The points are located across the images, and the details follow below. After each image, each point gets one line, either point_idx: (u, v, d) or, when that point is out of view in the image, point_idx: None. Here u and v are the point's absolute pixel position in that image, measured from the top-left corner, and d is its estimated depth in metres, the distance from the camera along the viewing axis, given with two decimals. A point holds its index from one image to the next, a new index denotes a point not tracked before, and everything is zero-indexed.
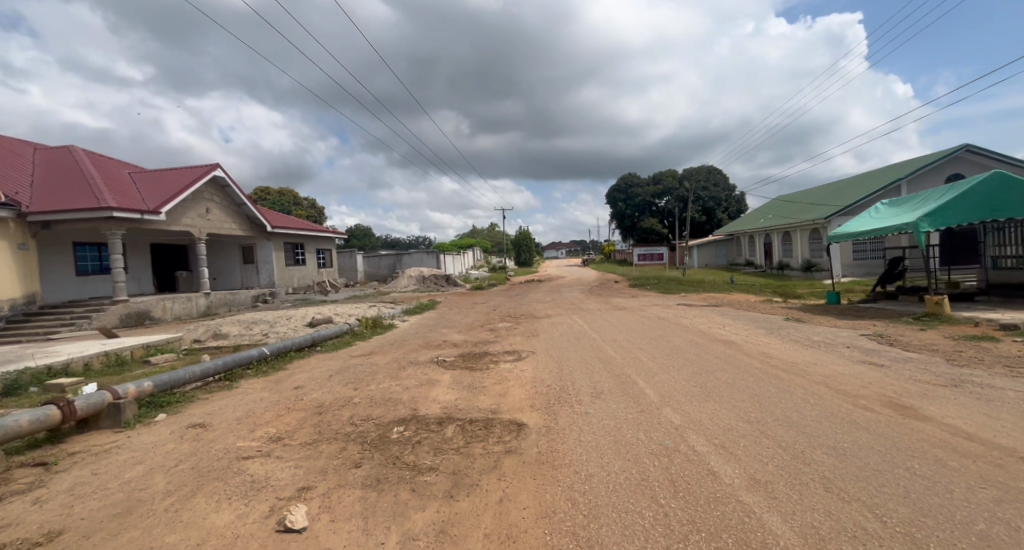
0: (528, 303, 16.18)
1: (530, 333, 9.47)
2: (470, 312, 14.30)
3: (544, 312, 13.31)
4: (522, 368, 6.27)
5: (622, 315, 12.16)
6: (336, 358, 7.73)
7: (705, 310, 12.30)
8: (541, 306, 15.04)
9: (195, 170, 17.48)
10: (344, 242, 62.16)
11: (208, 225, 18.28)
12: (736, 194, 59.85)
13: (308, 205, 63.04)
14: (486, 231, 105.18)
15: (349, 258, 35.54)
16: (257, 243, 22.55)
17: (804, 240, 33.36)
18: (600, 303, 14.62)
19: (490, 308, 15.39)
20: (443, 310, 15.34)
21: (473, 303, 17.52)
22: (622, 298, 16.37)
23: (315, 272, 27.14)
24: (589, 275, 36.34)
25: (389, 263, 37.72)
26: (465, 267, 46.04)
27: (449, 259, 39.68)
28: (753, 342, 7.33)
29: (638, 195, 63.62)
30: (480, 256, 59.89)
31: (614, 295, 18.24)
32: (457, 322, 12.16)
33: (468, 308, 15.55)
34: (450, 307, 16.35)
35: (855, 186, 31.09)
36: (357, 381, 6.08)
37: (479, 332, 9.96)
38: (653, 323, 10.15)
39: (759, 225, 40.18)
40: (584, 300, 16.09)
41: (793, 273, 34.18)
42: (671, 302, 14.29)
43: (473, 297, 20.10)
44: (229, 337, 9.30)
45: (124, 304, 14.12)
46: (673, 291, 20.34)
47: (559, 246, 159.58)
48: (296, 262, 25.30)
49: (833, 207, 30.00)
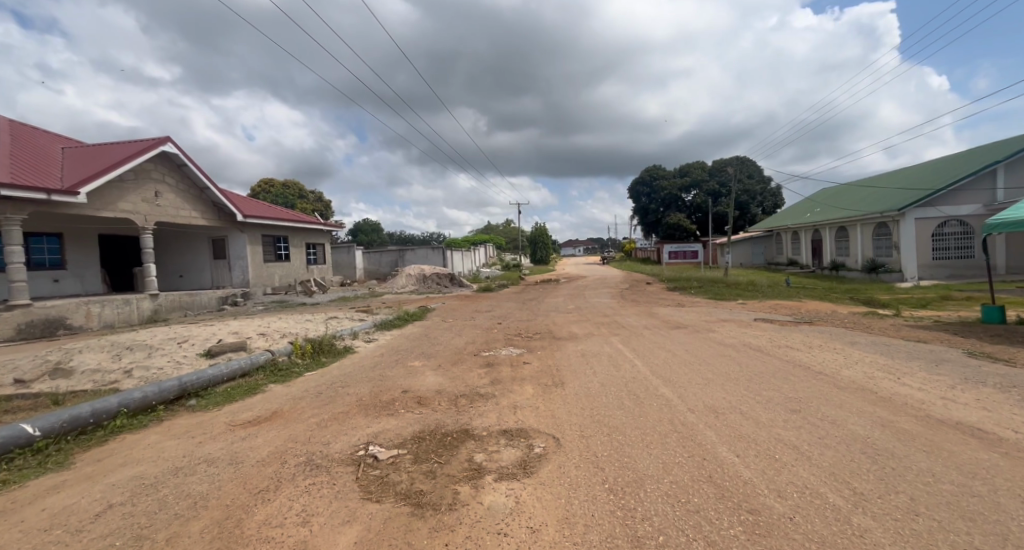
0: (544, 314, 12.53)
1: (547, 375, 5.80)
2: (467, 327, 10.76)
3: (564, 329, 9.64)
4: (531, 516, 2.58)
5: (683, 335, 8.34)
6: (190, 437, 4.15)
7: (804, 330, 8.40)
8: (561, 319, 11.39)
9: (138, 144, 14.44)
10: (352, 237, 59.77)
11: (159, 213, 15.31)
12: (772, 187, 54.78)
13: (315, 199, 61.02)
14: (501, 228, 101.68)
15: (346, 254, 32.56)
16: (228, 236, 19.77)
17: (866, 237, 28.68)
18: (641, 316, 10.89)
19: (494, 320, 11.81)
20: (434, 322, 11.82)
21: (475, 311, 13.96)
22: (669, 308, 12.53)
23: (303, 269, 24.21)
24: (612, 274, 32.53)
25: (392, 259, 34.56)
26: (476, 265, 42.65)
27: (457, 256, 36.32)
28: (1015, 422, 3.50)
29: (664, 189, 59.01)
30: (493, 254, 56.48)
31: (654, 302, 14.44)
32: (445, 344, 8.57)
33: (464, 320, 11.99)
34: (445, 317, 12.91)
35: (932, 172, 26.34)
36: (135, 542, 2.49)
37: (467, 371, 6.32)
38: (745, 356, 6.34)
39: (807, 220, 35.56)
40: (619, 311, 12.27)
41: (850, 274, 29.61)
42: (741, 316, 10.39)
43: (476, 303, 16.58)
44: (72, 375, 5.87)
45: (23, 310, 11.13)
46: (724, 297, 16.36)
47: (576, 244, 155.06)
48: (279, 258, 22.36)
49: (907, 196, 25.42)
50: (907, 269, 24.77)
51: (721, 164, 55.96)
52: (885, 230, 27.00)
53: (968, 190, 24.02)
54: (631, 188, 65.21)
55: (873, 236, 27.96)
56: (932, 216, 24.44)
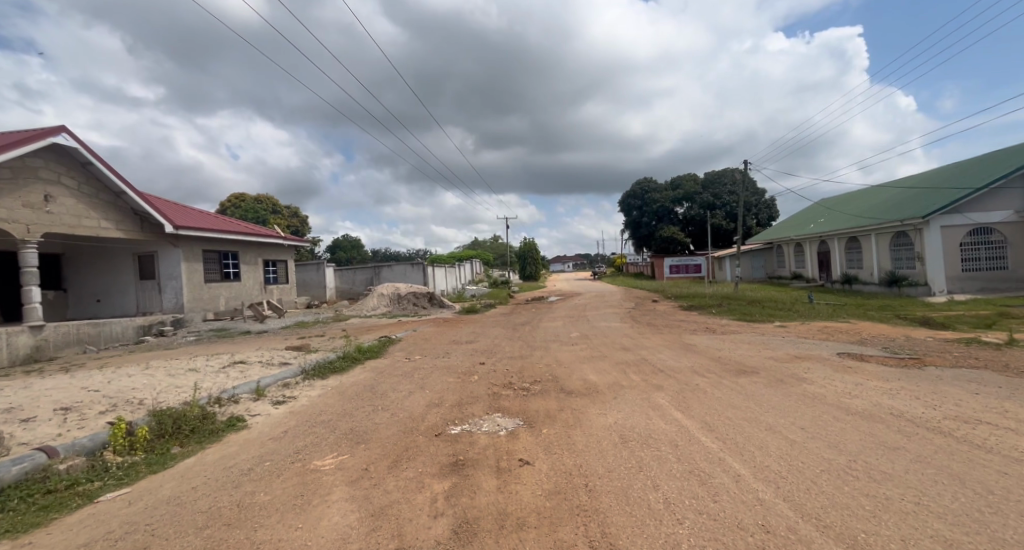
0: (542, 347, 9.57)
1: (572, 516, 2.77)
2: (436, 370, 7.71)
3: (574, 378, 6.65)
4: None
5: (761, 386, 5.42)
6: None
7: (937, 375, 5.63)
8: (566, 356, 8.42)
9: (20, 133, 11.45)
10: (329, 255, 56.46)
11: (49, 221, 12.26)
12: (767, 198, 53.34)
13: (290, 214, 59.04)
14: (488, 243, 99.36)
15: (315, 272, 30.21)
16: (160, 252, 16.72)
17: (882, 248, 26.67)
18: (675, 352, 7.99)
19: (476, 357, 8.80)
20: (393, 362, 8.73)
21: (451, 343, 10.92)
22: (703, 338, 9.68)
23: (255, 289, 21.27)
24: (610, 291, 29.82)
25: (366, 278, 31.42)
26: (461, 283, 39.67)
27: (439, 273, 33.33)
28: None
29: (656, 202, 57.25)
30: (479, 270, 53.57)
31: (676, 329, 11.59)
32: (397, 408, 5.47)
33: (435, 358, 8.91)
34: (411, 352, 9.81)
35: (954, 177, 24.56)
36: None
37: (411, 496, 3.22)
38: (911, 440, 3.51)
39: (813, 231, 33.70)
40: (640, 342, 9.38)
41: (866, 287, 27.53)
42: (812, 349, 7.59)
43: (454, 330, 13.54)
44: None
45: None
46: (756, 319, 13.68)
47: (565, 259, 153.28)
48: (225, 277, 19.36)
49: (929, 203, 23.49)
50: (934, 281, 22.73)
51: (715, 176, 54.47)
52: (904, 240, 25.00)
53: (996, 195, 22.23)
54: (622, 201, 63.42)
55: (890, 247, 25.95)
56: (959, 224, 22.53)
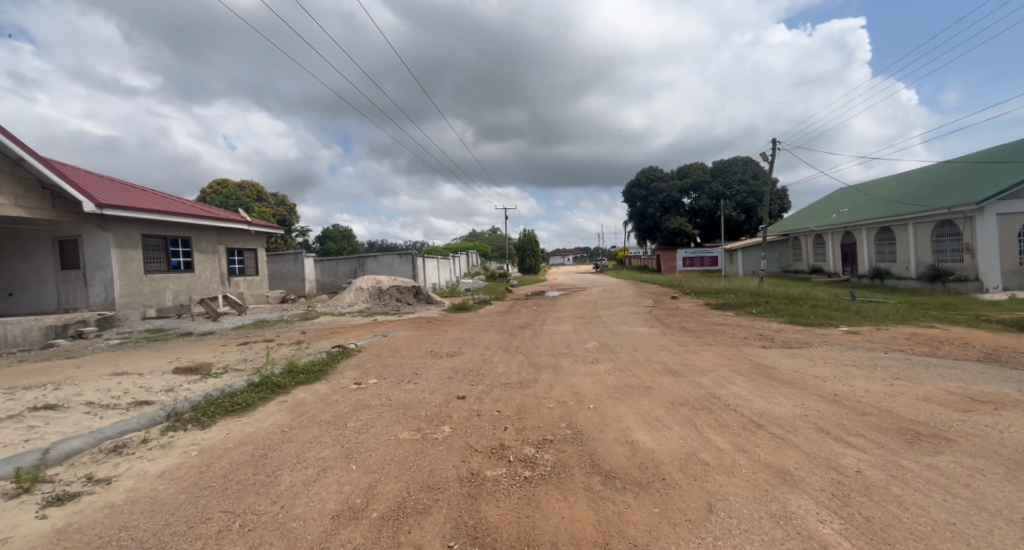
0: (550, 368, 6.82)
1: None
2: (386, 413, 4.93)
3: (609, 439, 3.91)
4: None
5: (996, 477, 2.72)
6: None
7: None
8: (586, 388, 5.68)
9: None
10: (319, 246, 53.92)
11: None
12: (780, 188, 50.44)
13: (276, 202, 56.65)
14: (487, 235, 96.59)
15: (293, 263, 27.69)
16: (85, 237, 14.01)
17: (921, 239, 24.10)
18: (753, 382, 5.25)
19: (454, 386, 6.04)
20: (331, 393, 5.94)
21: (425, 357, 8.16)
22: (773, 354, 6.96)
23: (212, 282, 18.63)
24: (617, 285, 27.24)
25: (349, 269, 28.87)
26: (455, 276, 37.01)
27: (430, 264, 30.67)
28: None
29: (662, 192, 54.42)
30: (477, 262, 50.94)
31: (721, 339, 8.87)
32: (265, 531, 2.67)
33: (393, 387, 6.11)
34: (364, 374, 7.04)
35: (1007, 158, 21.83)
36: None
37: None
38: None
39: (837, 221, 31.03)
40: (688, 360, 6.68)
41: (901, 282, 24.95)
42: (973, 381, 4.88)
43: (435, 335, 10.82)
44: None
45: None
46: (812, 322, 10.99)
47: (566, 253, 150.54)
48: (173, 267, 16.76)
49: (981, 189, 20.83)
50: (988, 276, 20.14)
51: (724, 164, 51.72)
52: (950, 229, 22.45)
53: None
54: (626, 191, 60.50)
55: (931, 238, 23.41)
56: (1017, 211, 19.89)
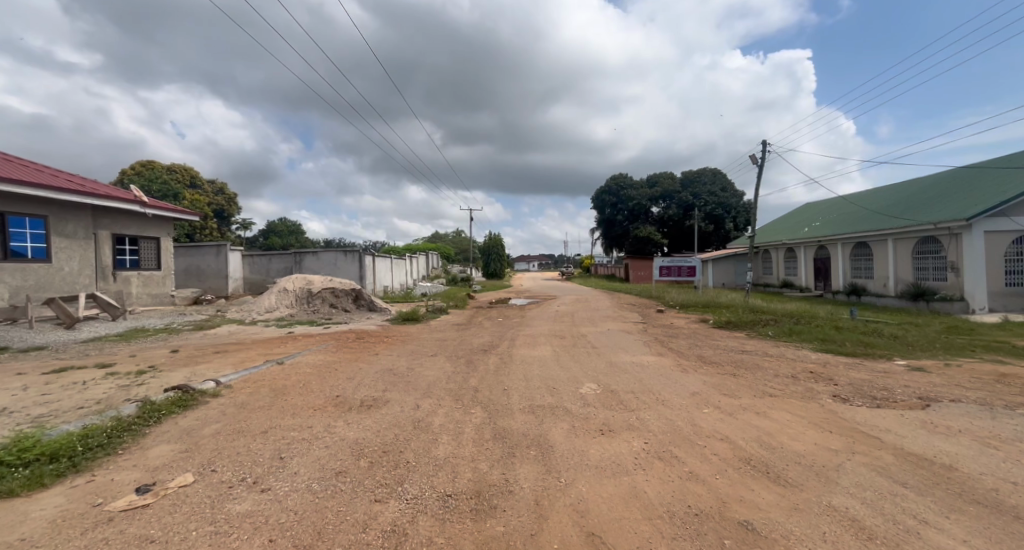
0: (531, 451, 3.76)
1: None
2: None
3: None
4: None
5: None
6: None
7: None
8: (615, 527, 2.65)
9: None
10: (261, 240, 48.49)
11: None
12: (746, 201, 50.41)
13: (213, 190, 50.69)
14: (451, 237, 93.02)
15: (213, 258, 23.27)
16: None
17: (901, 256, 23.29)
18: (979, 525, 2.42)
19: (333, 513, 2.83)
20: (35, 536, 2.54)
21: (320, 414, 4.83)
22: (891, 421, 4.27)
23: (81, 278, 14.24)
24: (589, 294, 24.86)
25: (283, 267, 24.75)
26: (411, 278, 33.43)
27: (381, 264, 26.98)
28: None
29: (632, 199, 53.19)
30: (437, 264, 47.38)
31: (769, 381, 6.19)
32: None
33: (195, 517, 2.77)
34: (178, 460, 3.63)
35: (990, 176, 21.27)
36: None
37: None
38: None
39: (811, 235, 30.32)
40: (769, 437, 3.88)
41: (878, 300, 24.11)
42: None
43: (359, 363, 7.49)
44: None
45: None
46: (852, 350, 8.67)
47: (531, 259, 149.05)
48: (13, 256, 12.42)
49: (968, 205, 20.01)
50: (975, 297, 19.33)
51: (693, 175, 51.20)
52: (932, 246, 21.63)
53: None
54: (595, 198, 59.01)
55: (912, 254, 22.60)
56: (1004, 230, 19.17)
